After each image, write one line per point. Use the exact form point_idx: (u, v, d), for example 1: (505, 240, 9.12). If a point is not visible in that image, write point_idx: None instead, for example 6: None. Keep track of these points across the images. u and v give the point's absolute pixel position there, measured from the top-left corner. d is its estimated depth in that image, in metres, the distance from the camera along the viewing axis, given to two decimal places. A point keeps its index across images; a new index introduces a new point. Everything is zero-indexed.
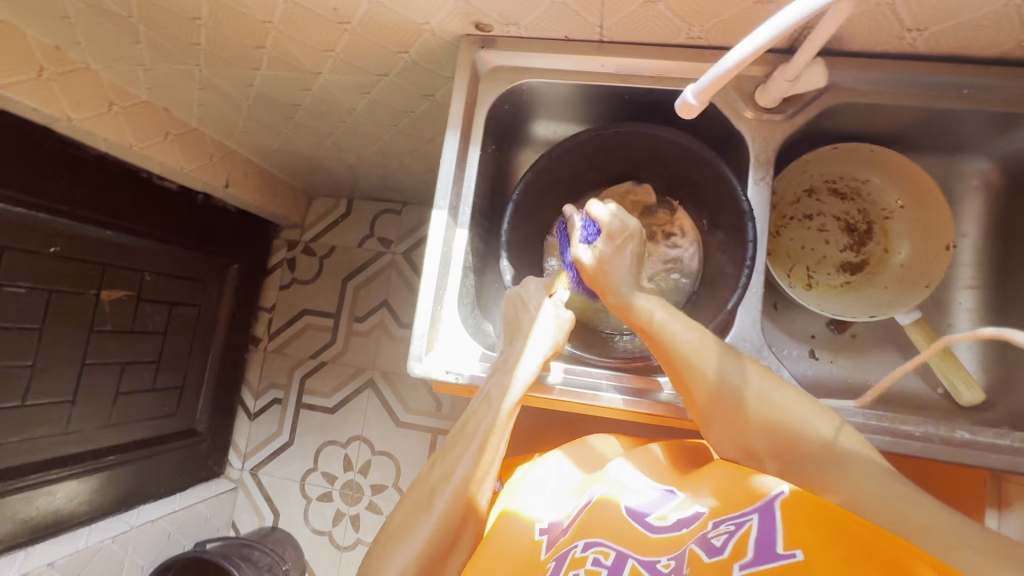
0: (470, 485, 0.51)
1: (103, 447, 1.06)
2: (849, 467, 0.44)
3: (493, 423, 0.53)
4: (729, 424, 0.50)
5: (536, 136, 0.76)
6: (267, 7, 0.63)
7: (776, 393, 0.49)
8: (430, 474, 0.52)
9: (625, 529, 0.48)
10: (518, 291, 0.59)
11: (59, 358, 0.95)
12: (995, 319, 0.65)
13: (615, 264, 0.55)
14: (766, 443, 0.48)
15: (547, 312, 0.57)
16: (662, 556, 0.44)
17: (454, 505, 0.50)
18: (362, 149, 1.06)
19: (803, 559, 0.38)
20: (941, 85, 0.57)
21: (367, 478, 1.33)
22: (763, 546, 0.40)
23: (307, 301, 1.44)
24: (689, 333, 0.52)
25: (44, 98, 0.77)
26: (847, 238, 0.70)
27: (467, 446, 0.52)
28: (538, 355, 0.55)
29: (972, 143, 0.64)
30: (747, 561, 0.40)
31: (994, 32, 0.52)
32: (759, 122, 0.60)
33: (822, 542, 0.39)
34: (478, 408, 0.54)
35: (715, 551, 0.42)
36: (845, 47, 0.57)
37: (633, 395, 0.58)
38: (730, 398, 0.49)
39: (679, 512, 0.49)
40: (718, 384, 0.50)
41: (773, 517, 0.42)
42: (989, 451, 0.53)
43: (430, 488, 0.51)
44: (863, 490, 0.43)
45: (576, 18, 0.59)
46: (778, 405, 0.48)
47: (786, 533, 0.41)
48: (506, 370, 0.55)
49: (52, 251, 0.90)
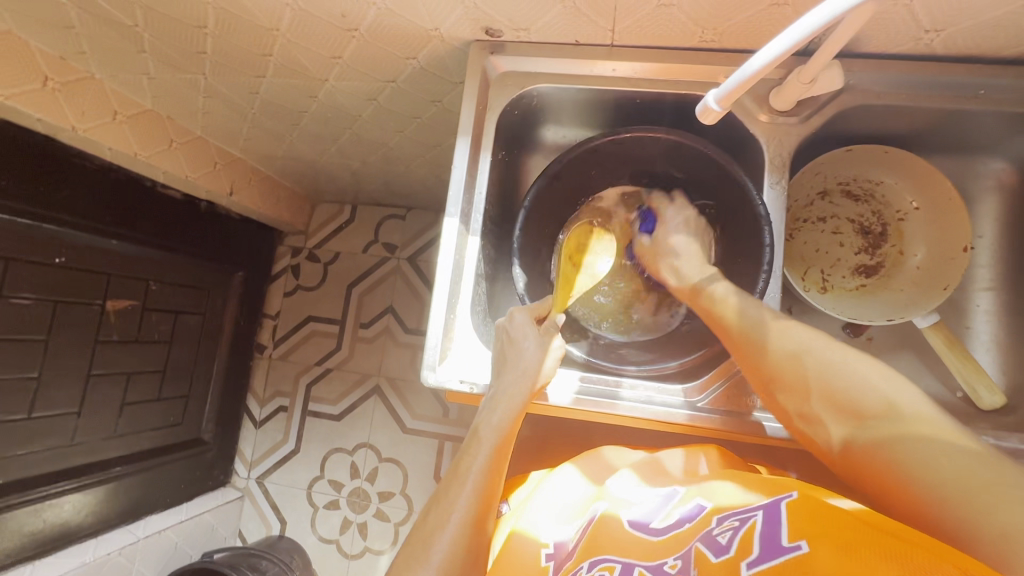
0: (474, 523, 0.49)
1: (109, 459, 1.05)
2: (922, 427, 0.40)
3: (482, 460, 0.52)
4: (789, 388, 0.48)
5: (545, 141, 0.75)
6: (272, 15, 0.63)
7: (842, 358, 0.46)
8: (425, 521, 0.50)
9: (630, 541, 0.47)
10: (505, 323, 0.59)
11: (63, 372, 0.93)
12: (1012, 321, 0.65)
13: (664, 247, 0.64)
14: (829, 407, 0.45)
15: (532, 351, 0.56)
16: (669, 559, 0.43)
17: (455, 547, 0.47)
18: (366, 155, 1.05)
19: (808, 550, 0.37)
20: (956, 86, 0.56)
21: (374, 486, 1.32)
22: (769, 541, 0.39)
23: (312, 308, 1.43)
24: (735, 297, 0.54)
25: (49, 109, 0.76)
26: (862, 240, 0.69)
27: (462, 489, 0.50)
28: (523, 382, 0.55)
29: (987, 145, 0.63)
30: (753, 559, 0.38)
31: (1011, 33, 0.51)
32: (773, 125, 0.59)
33: (827, 533, 0.37)
34: (468, 450, 0.53)
35: (722, 550, 0.40)
36: (860, 49, 0.56)
37: (700, 410, 0.56)
38: (783, 364, 0.48)
39: (682, 509, 0.48)
40: (773, 347, 0.49)
41: (777, 515, 0.41)
42: (1013, 456, 0.52)
43: (426, 535, 0.48)
44: (938, 457, 0.39)
45: (587, 21, 0.58)
46: (837, 369, 0.46)
47: (790, 527, 0.39)
48: (492, 407, 0.54)
49: (57, 262, 0.90)
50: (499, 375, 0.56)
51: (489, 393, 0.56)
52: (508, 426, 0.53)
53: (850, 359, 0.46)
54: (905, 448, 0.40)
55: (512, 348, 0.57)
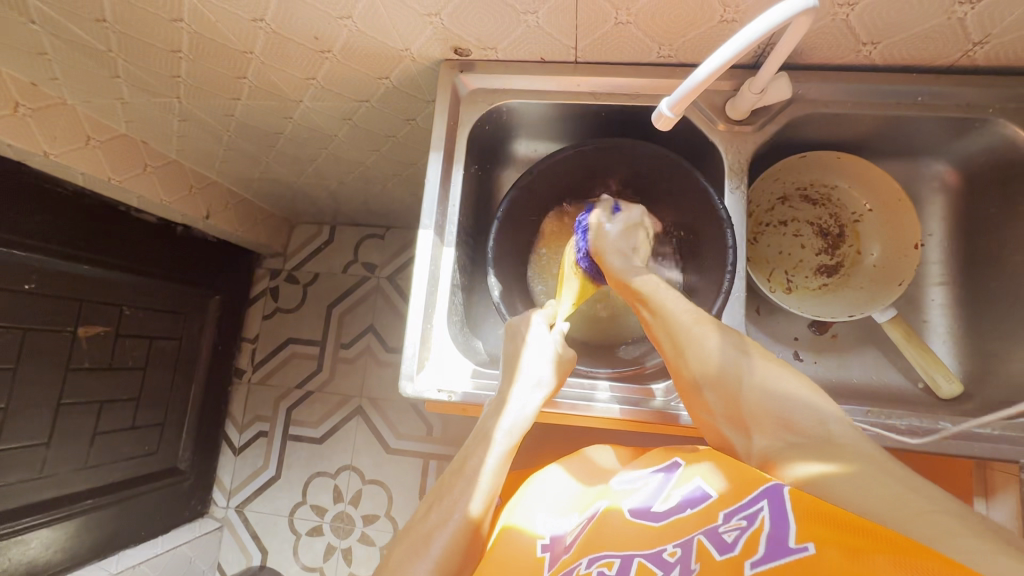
0: (472, 525, 0.48)
1: (80, 492, 1.01)
2: (838, 444, 0.41)
3: (490, 460, 0.51)
4: (701, 390, 0.49)
5: (516, 155, 0.77)
6: (247, 38, 0.64)
7: (771, 371, 0.47)
8: (425, 519, 0.49)
9: (631, 530, 0.45)
10: (518, 324, 0.60)
11: (32, 401, 0.91)
12: (965, 313, 0.68)
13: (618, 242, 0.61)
14: (760, 420, 0.46)
15: (544, 348, 0.57)
16: (668, 545, 0.41)
17: (455, 542, 0.47)
18: (343, 175, 1.06)
19: (814, 552, 0.33)
20: (897, 94, 0.60)
21: (358, 509, 1.29)
22: (776, 541, 0.36)
23: (291, 330, 1.42)
24: (685, 309, 0.53)
25: (20, 135, 0.76)
26: (822, 241, 0.72)
27: (468, 485, 0.50)
28: (535, 389, 0.55)
29: (929, 147, 0.67)
30: (757, 559, 0.35)
31: (941, 44, 0.55)
32: (731, 133, 0.63)
33: (836, 534, 0.34)
34: (474, 449, 0.52)
35: (726, 548, 0.38)
36: (806, 61, 0.60)
37: (630, 404, 0.58)
38: (713, 362, 0.49)
39: (681, 489, 0.48)
40: (715, 353, 0.49)
41: (783, 507, 0.38)
42: (971, 440, 0.54)
43: (425, 534, 0.47)
44: (850, 465, 0.39)
45: (551, 40, 0.61)
46: (775, 382, 0.46)
47: (799, 526, 0.36)
48: (500, 408, 0.54)
49: (27, 288, 0.88)
50: (507, 376, 0.56)
51: (498, 395, 0.56)
52: (508, 430, 0.52)
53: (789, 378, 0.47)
54: (823, 453, 0.41)
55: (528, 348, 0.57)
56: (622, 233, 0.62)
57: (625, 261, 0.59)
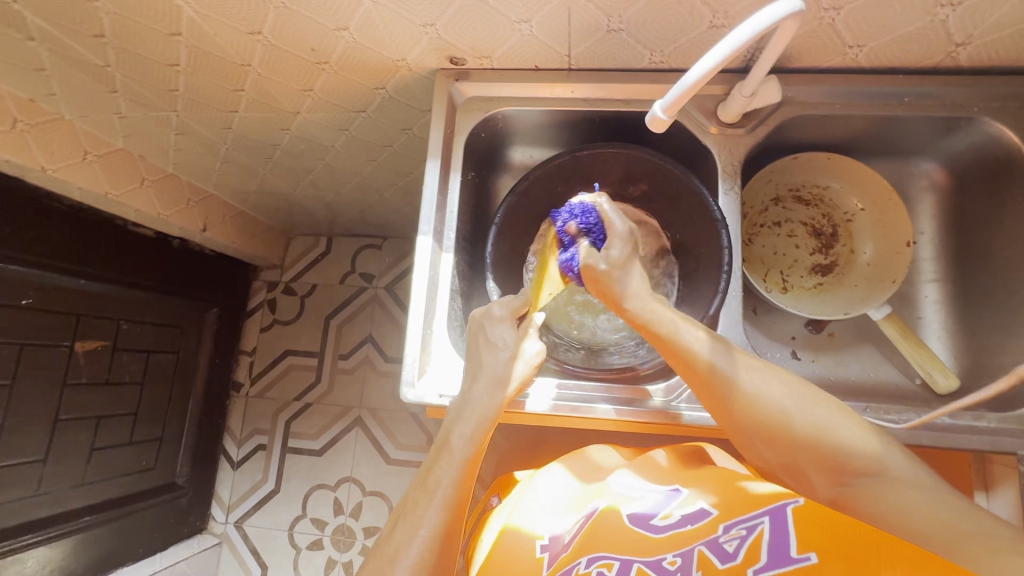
0: (441, 543, 0.46)
1: (76, 509, 1.00)
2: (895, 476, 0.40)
3: (455, 471, 0.49)
4: (746, 432, 0.47)
5: (512, 161, 0.78)
6: (245, 51, 0.65)
7: (811, 407, 0.44)
8: (392, 537, 0.47)
9: (630, 536, 0.46)
10: (482, 319, 0.57)
11: (30, 418, 0.90)
12: (958, 308, 0.69)
13: (622, 271, 0.52)
14: (815, 462, 0.43)
15: (511, 344, 0.55)
16: (668, 554, 0.42)
17: (422, 563, 0.45)
18: (341, 186, 1.07)
19: (817, 562, 0.35)
20: (884, 95, 0.62)
21: (359, 521, 1.28)
22: (777, 549, 0.38)
23: (289, 342, 1.42)
24: (700, 341, 0.49)
25: (18, 150, 0.77)
26: (816, 241, 0.73)
27: (431, 498, 0.48)
28: (496, 389, 0.53)
29: (917, 147, 0.69)
30: (761, 566, 0.37)
31: (924, 46, 0.57)
32: (723, 136, 0.64)
33: (838, 546, 0.36)
34: (437, 460, 0.50)
35: (728, 557, 0.39)
36: (795, 64, 0.62)
37: (623, 404, 0.59)
38: (747, 405, 0.46)
39: (685, 508, 0.47)
40: (746, 393, 0.46)
41: (783, 518, 0.40)
42: (970, 433, 0.55)
43: (390, 555, 0.45)
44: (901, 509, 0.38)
45: (545, 48, 0.62)
46: (822, 422, 0.44)
47: (798, 535, 0.38)
48: (465, 413, 0.52)
49: (24, 303, 0.88)
50: (474, 386, 0.53)
51: (463, 395, 0.54)
52: (477, 434, 0.51)
53: (829, 410, 0.44)
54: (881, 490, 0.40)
55: (491, 354, 0.55)
56: (623, 265, 0.52)
57: (638, 294, 0.52)
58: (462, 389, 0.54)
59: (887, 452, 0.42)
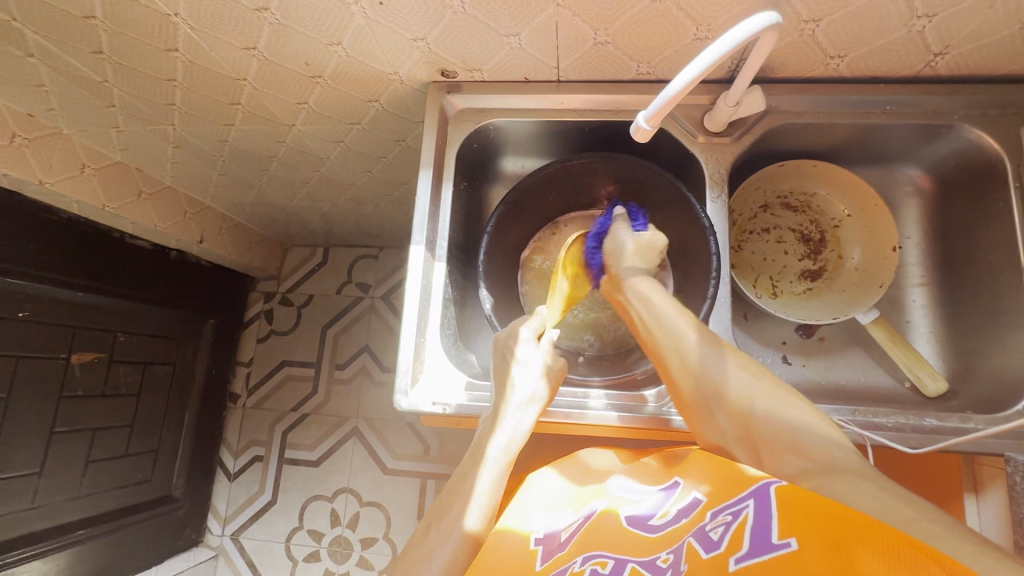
0: (474, 546, 0.48)
1: (71, 522, 1.00)
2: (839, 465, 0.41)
3: (485, 479, 0.51)
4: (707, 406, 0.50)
5: (504, 171, 0.79)
6: (241, 65, 0.66)
7: (773, 396, 0.47)
8: (425, 539, 0.49)
9: (624, 538, 0.46)
10: (507, 338, 0.58)
11: (26, 431, 0.90)
12: (945, 312, 0.70)
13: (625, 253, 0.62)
14: (768, 441, 0.46)
15: (534, 365, 0.56)
16: (663, 552, 0.42)
17: (456, 560, 0.47)
18: (336, 197, 1.08)
19: (797, 548, 0.35)
20: (867, 103, 0.63)
21: (356, 532, 1.27)
22: (759, 537, 0.37)
23: (286, 352, 1.42)
24: (681, 321, 0.54)
25: (16, 164, 0.78)
26: (804, 247, 0.74)
27: (464, 502, 0.50)
28: (529, 406, 0.55)
29: (901, 153, 0.70)
30: (741, 554, 0.36)
31: (903, 56, 0.58)
32: (710, 145, 0.65)
33: (817, 526, 0.36)
34: (471, 468, 0.52)
35: (713, 546, 0.39)
36: (778, 75, 0.63)
37: (626, 410, 0.59)
38: (711, 379, 0.50)
39: (680, 504, 0.47)
40: (716, 371, 0.50)
41: (767, 502, 0.39)
42: (957, 435, 0.55)
43: (424, 555, 0.47)
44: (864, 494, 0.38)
45: (535, 61, 0.63)
46: (779, 407, 0.46)
47: (781, 520, 0.37)
48: (496, 424, 0.54)
49: (21, 315, 0.88)
50: (502, 394, 0.56)
51: (493, 413, 0.55)
52: (511, 448, 0.52)
53: (790, 401, 0.47)
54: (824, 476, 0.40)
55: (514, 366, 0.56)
56: (635, 249, 0.62)
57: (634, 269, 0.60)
58: (493, 405, 0.56)
59: (839, 444, 0.43)
